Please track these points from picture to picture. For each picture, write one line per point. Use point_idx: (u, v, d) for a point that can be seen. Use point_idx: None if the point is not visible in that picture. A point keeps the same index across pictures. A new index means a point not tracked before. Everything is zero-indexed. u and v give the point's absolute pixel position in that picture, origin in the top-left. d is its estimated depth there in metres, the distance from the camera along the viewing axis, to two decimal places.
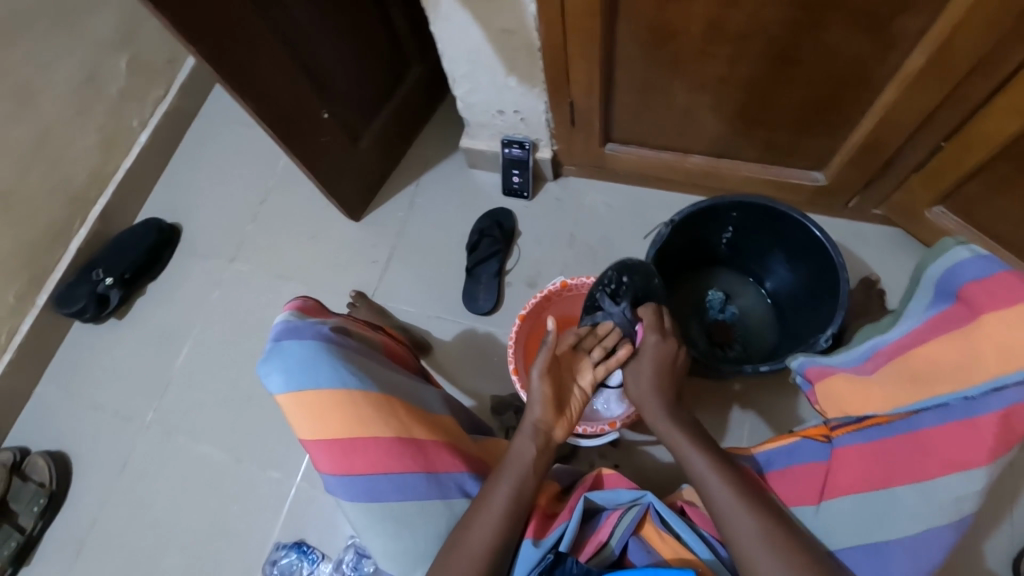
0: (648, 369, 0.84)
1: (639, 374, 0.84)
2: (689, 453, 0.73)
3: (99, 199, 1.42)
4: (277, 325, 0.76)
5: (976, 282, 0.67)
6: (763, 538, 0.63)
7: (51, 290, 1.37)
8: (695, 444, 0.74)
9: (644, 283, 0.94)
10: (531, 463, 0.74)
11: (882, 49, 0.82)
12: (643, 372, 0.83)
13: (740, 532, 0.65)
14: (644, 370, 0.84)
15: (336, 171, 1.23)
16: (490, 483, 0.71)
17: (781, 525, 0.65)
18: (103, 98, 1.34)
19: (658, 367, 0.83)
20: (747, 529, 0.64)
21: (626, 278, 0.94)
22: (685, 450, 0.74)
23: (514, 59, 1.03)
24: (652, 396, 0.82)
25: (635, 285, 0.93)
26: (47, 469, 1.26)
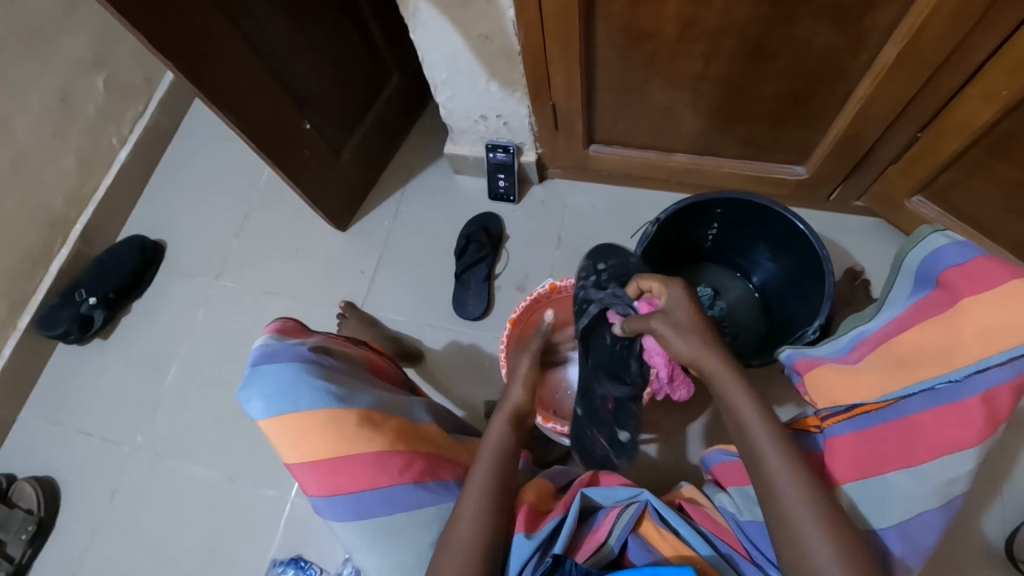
0: (689, 322, 0.75)
1: (681, 331, 0.75)
2: (745, 414, 0.69)
3: (80, 218, 1.40)
4: (255, 349, 0.75)
5: (955, 266, 0.70)
6: (812, 513, 0.62)
7: (33, 313, 1.34)
8: (745, 392, 0.70)
9: (622, 264, 0.94)
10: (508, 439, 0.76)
11: (854, 41, 0.83)
12: (679, 331, 0.75)
13: (790, 505, 0.63)
14: (681, 325, 0.76)
15: (320, 182, 1.22)
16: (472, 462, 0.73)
17: (827, 495, 0.63)
18: (80, 116, 1.32)
19: (692, 321, 0.76)
20: (796, 504, 0.62)
21: (603, 266, 0.93)
22: (734, 399, 0.70)
23: (494, 64, 1.04)
24: (704, 355, 0.73)
25: (615, 269, 0.93)
26: (35, 495, 1.24)
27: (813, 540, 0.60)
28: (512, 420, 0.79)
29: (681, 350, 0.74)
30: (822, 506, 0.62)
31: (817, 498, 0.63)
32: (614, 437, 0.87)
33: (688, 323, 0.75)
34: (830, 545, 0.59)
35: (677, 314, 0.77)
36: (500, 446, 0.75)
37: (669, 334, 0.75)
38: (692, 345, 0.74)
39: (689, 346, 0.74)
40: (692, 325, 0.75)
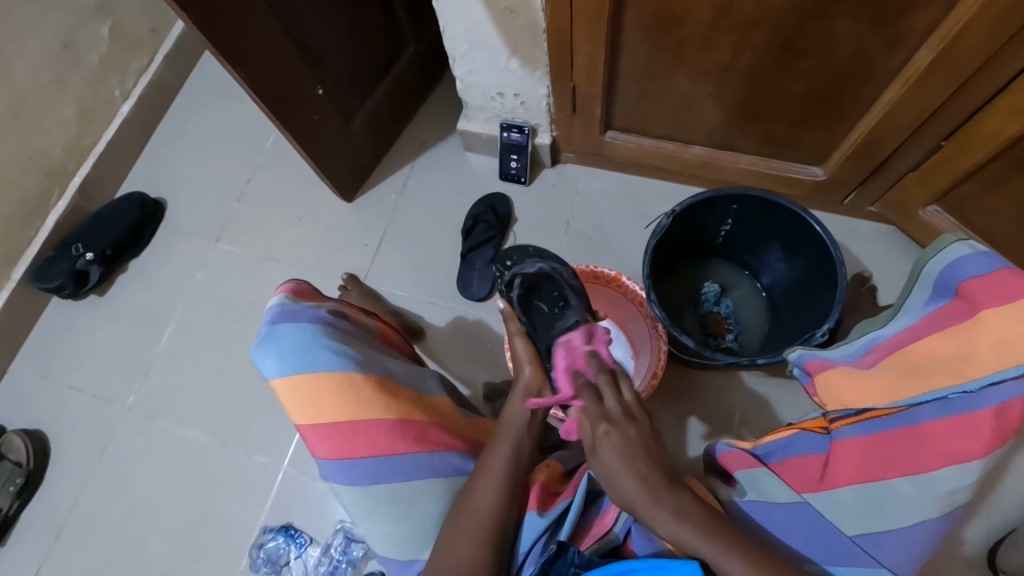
0: (621, 445, 0.69)
1: (622, 466, 0.67)
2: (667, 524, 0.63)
3: (79, 170, 1.37)
4: (271, 308, 0.75)
5: (975, 278, 0.68)
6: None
7: (28, 265, 1.32)
8: (707, 536, 0.61)
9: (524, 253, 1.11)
10: (526, 426, 0.78)
11: (889, 41, 0.81)
12: (615, 463, 0.68)
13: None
14: (613, 457, 0.68)
15: (329, 150, 1.20)
16: (490, 448, 0.74)
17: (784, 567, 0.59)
18: (82, 65, 1.28)
19: (628, 446, 0.69)
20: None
21: (510, 261, 1.10)
22: (697, 547, 0.61)
23: (517, 40, 1.01)
24: (641, 495, 0.65)
25: (518, 258, 1.09)
26: (24, 448, 1.22)
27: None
28: (529, 399, 0.81)
29: (618, 485, 0.67)
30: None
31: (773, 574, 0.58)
32: None
33: (620, 447, 0.69)
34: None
35: (613, 431, 0.70)
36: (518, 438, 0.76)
37: (611, 461, 0.68)
38: (635, 482, 0.66)
39: (629, 485, 0.66)
40: (623, 455, 0.68)
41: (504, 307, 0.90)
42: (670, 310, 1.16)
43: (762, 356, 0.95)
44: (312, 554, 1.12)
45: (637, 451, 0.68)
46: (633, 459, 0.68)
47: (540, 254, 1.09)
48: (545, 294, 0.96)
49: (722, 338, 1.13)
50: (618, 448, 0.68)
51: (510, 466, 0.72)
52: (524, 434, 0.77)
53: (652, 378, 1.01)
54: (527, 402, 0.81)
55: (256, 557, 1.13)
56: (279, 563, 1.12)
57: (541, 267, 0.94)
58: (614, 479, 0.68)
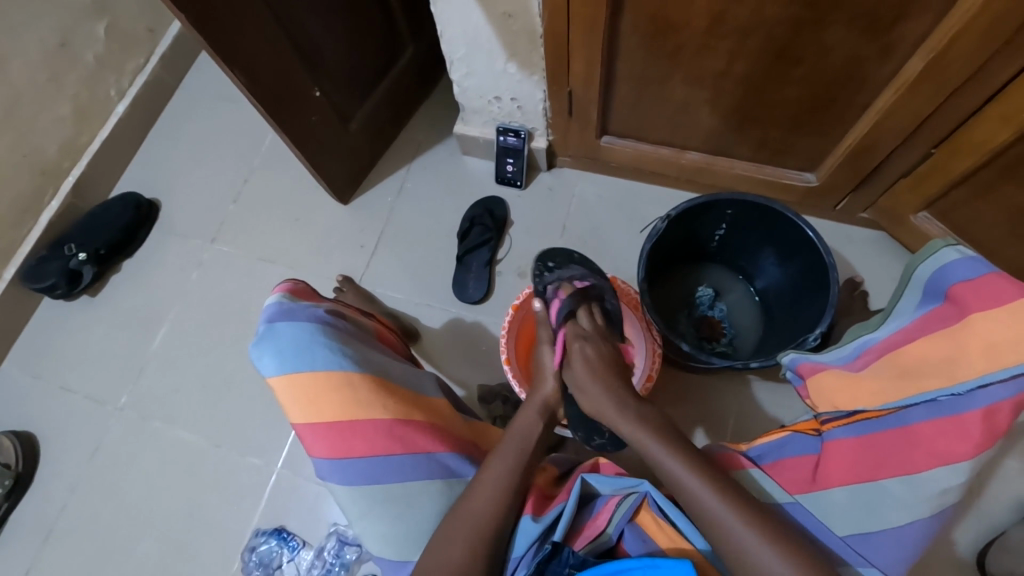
0: (592, 359, 0.85)
1: (596, 378, 0.83)
2: (676, 471, 0.70)
3: (73, 169, 1.36)
4: (269, 307, 0.75)
5: (965, 282, 0.69)
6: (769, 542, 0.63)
7: (20, 264, 1.31)
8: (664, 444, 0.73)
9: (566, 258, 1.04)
10: (537, 438, 0.80)
11: (880, 49, 0.82)
12: (586, 374, 0.83)
13: (744, 541, 0.63)
14: (585, 370, 0.84)
15: (326, 151, 1.20)
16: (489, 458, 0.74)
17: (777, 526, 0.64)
18: (77, 64, 1.28)
19: (598, 360, 0.85)
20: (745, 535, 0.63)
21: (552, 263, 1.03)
22: (657, 454, 0.72)
23: (515, 44, 1.01)
24: (613, 406, 0.79)
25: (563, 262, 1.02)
26: (13, 449, 1.21)
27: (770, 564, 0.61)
28: (541, 412, 0.85)
29: (587, 394, 0.82)
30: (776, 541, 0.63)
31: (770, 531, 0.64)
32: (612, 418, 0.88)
33: (592, 359, 0.85)
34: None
35: (587, 346, 0.86)
36: (522, 450, 0.76)
37: (581, 372, 0.84)
38: (608, 393, 0.81)
39: (595, 394, 0.81)
40: (594, 368, 0.84)
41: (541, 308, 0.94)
42: (664, 313, 1.16)
43: (756, 359, 0.95)
44: (305, 557, 1.11)
45: (605, 365, 0.85)
46: (603, 372, 0.83)
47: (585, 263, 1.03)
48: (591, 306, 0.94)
49: (716, 341, 1.14)
50: (589, 357, 0.85)
51: (511, 474, 0.73)
52: (531, 443, 0.78)
53: (647, 381, 1.01)
54: (538, 413, 0.84)
55: (248, 560, 1.12)
56: (271, 566, 1.11)
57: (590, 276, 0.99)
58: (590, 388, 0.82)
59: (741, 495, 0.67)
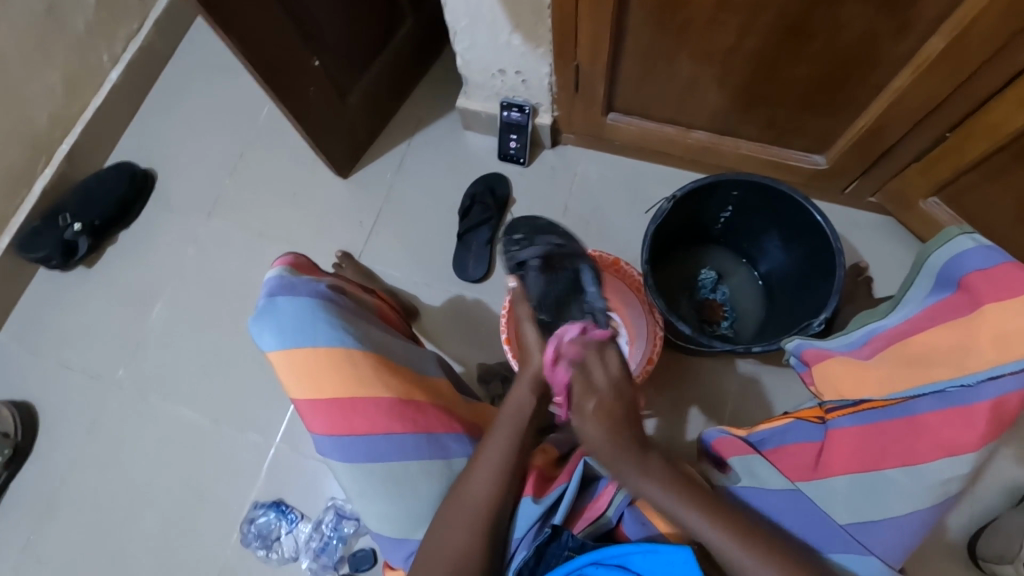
0: (603, 418, 0.73)
1: (607, 435, 0.73)
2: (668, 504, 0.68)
3: (66, 139, 1.33)
4: (269, 281, 0.74)
5: (979, 271, 0.68)
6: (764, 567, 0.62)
7: (14, 234, 1.29)
8: (678, 496, 0.68)
9: (532, 226, 0.98)
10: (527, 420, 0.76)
11: (900, 27, 0.79)
12: (595, 430, 0.73)
13: (743, 562, 0.63)
14: (597, 428, 0.73)
15: (324, 124, 1.17)
16: (487, 440, 0.73)
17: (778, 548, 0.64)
18: (67, 28, 1.23)
19: (611, 413, 0.74)
20: (746, 560, 0.63)
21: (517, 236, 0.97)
22: (670, 506, 0.68)
23: (520, 15, 0.98)
24: (623, 459, 0.71)
25: (528, 231, 0.97)
26: (12, 419, 1.21)
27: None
28: (536, 388, 0.79)
29: (594, 441, 0.73)
30: (775, 561, 0.63)
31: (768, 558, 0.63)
32: None
33: (605, 417, 0.74)
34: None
35: (597, 396, 0.75)
36: (514, 430, 0.74)
37: (590, 428, 0.74)
38: (626, 459, 0.71)
39: (606, 442, 0.73)
40: (608, 425, 0.73)
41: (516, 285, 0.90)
42: (665, 296, 1.15)
43: (758, 343, 0.94)
44: (303, 530, 1.12)
45: (615, 419, 0.74)
46: (615, 428, 0.73)
47: (550, 229, 0.98)
48: (561, 274, 0.91)
49: (717, 325, 1.13)
50: (602, 404, 0.74)
51: (506, 458, 0.71)
52: (525, 422, 0.76)
53: (646, 364, 1.01)
54: (533, 390, 0.79)
55: (247, 532, 1.13)
56: (270, 538, 1.12)
57: (555, 242, 0.95)
58: (601, 449, 0.73)
59: (740, 523, 0.66)
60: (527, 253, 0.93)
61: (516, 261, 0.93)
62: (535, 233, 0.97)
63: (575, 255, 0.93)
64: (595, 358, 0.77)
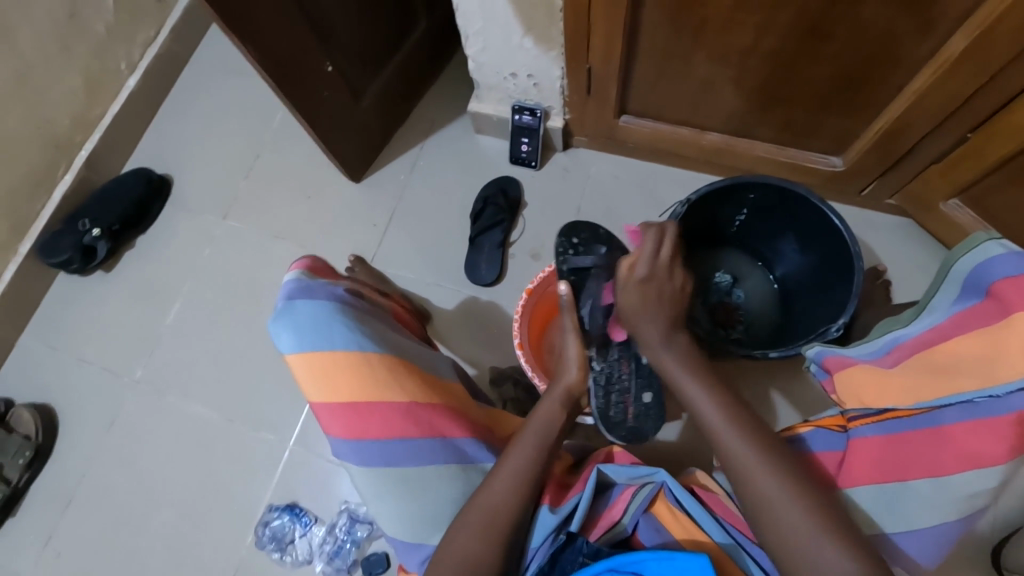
0: (649, 290, 0.77)
1: (646, 305, 0.77)
2: (697, 401, 0.72)
3: (85, 144, 1.35)
4: (287, 284, 0.75)
5: (1007, 278, 0.68)
6: (772, 468, 0.64)
7: (35, 239, 1.31)
8: (704, 390, 0.72)
9: (592, 233, 0.97)
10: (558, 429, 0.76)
11: (921, 24, 0.78)
12: (641, 302, 0.77)
13: (750, 468, 0.65)
14: (638, 291, 0.78)
15: (337, 127, 1.17)
16: (505, 454, 0.72)
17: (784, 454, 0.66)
18: (87, 36, 1.25)
19: (657, 294, 0.78)
20: (764, 477, 0.63)
21: (577, 239, 0.96)
22: (692, 396, 0.73)
23: (533, 17, 0.97)
24: (658, 332, 0.77)
25: (588, 238, 0.95)
26: (32, 421, 1.23)
27: (774, 492, 0.62)
28: (564, 402, 0.80)
29: (636, 322, 0.78)
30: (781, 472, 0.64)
31: (780, 460, 0.65)
32: (639, 400, 0.91)
33: (648, 290, 0.77)
34: (809, 521, 0.60)
35: (652, 277, 0.77)
36: (538, 450, 0.72)
37: (634, 296, 0.78)
38: (657, 324, 0.77)
39: (650, 326, 0.77)
40: (648, 297, 0.77)
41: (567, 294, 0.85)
42: None
43: (775, 349, 0.93)
44: (317, 533, 1.13)
45: (660, 287, 0.78)
46: (654, 305, 0.77)
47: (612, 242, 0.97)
48: None
49: (732, 328, 1.12)
50: (646, 278, 0.77)
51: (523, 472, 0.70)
52: (553, 434, 0.75)
53: None
54: (562, 405, 0.79)
55: (262, 534, 1.14)
56: (284, 541, 1.13)
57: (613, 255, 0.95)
58: (638, 312, 0.78)
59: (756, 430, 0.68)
60: (584, 259, 0.93)
61: (570, 267, 0.93)
62: (596, 242, 0.96)
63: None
64: (648, 243, 0.78)
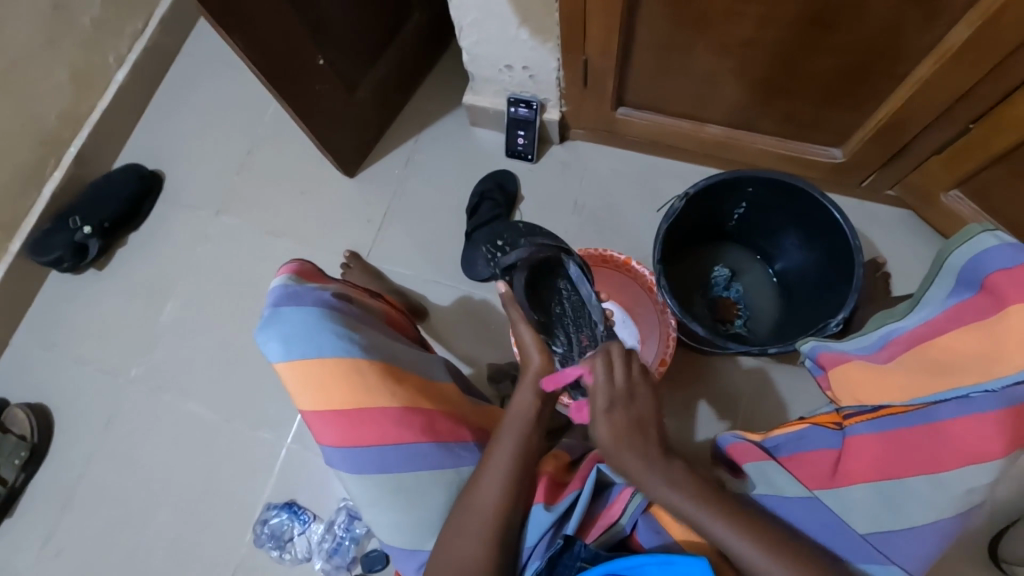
0: (619, 423, 0.68)
1: (621, 441, 0.68)
2: (721, 532, 0.63)
3: (74, 141, 1.33)
4: (274, 291, 0.74)
5: (1002, 271, 0.67)
6: None
7: (25, 237, 1.30)
8: (711, 510, 0.64)
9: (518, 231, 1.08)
10: (532, 419, 0.73)
11: (924, 15, 0.76)
12: (615, 443, 0.68)
13: None
14: (609, 430, 0.69)
15: (330, 122, 1.15)
16: (493, 442, 0.71)
17: (824, 572, 0.61)
18: (73, 30, 1.23)
19: (626, 424, 0.69)
20: None
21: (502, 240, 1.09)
22: (701, 519, 0.64)
23: (528, 8, 0.95)
24: (649, 470, 0.67)
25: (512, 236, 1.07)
26: (27, 421, 1.22)
27: None
28: (538, 390, 0.76)
29: (618, 461, 0.68)
30: None
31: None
32: None
33: (620, 422, 0.69)
34: None
35: (616, 407, 0.69)
36: (521, 435, 0.72)
37: (607, 438, 0.69)
38: (644, 458, 0.67)
39: (634, 461, 0.67)
40: (621, 432, 0.68)
41: (505, 290, 0.85)
42: (678, 294, 1.13)
43: (774, 345, 0.92)
44: (316, 530, 1.13)
45: (628, 418, 0.69)
46: (629, 440, 0.68)
47: (532, 232, 1.05)
48: (548, 274, 0.92)
49: (731, 323, 1.11)
50: (610, 408, 0.69)
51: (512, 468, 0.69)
52: (529, 425, 0.73)
53: (660, 365, 0.99)
54: (536, 397, 0.75)
55: (260, 532, 1.14)
56: (283, 539, 1.13)
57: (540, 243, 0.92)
58: (618, 450, 0.68)
59: (789, 548, 0.62)
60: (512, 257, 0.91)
61: (504, 266, 0.93)
62: (518, 238, 1.05)
63: (559, 250, 0.91)
64: (597, 369, 0.70)
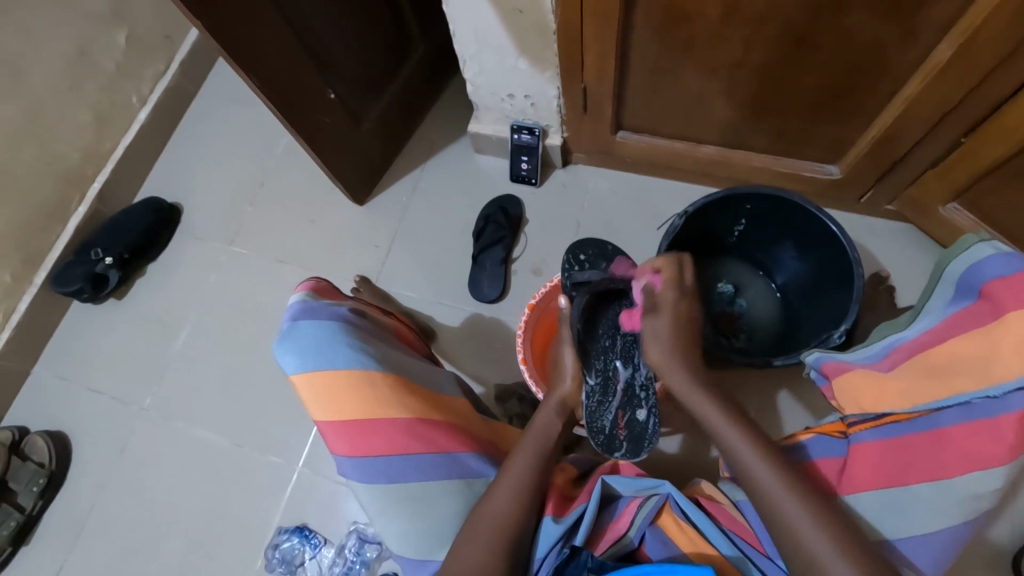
0: (682, 314, 0.76)
1: (677, 330, 0.76)
2: (743, 453, 0.67)
3: (97, 177, 1.40)
4: (291, 306, 0.76)
5: (999, 279, 0.67)
6: (802, 503, 0.63)
7: (50, 269, 1.35)
8: (736, 426, 0.69)
9: (600, 250, 0.99)
10: (556, 435, 0.77)
11: (905, 33, 0.79)
12: (670, 335, 0.75)
13: (787, 509, 0.63)
14: (668, 322, 0.76)
15: (339, 152, 1.20)
16: (510, 458, 0.73)
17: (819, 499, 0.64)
18: (97, 73, 1.30)
19: (687, 317, 0.77)
20: (797, 514, 0.62)
21: (584, 257, 0.98)
22: (726, 437, 0.69)
23: (525, 39, 1.00)
24: (690, 380, 0.73)
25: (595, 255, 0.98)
26: (46, 448, 1.25)
27: (810, 532, 0.61)
28: (560, 412, 0.81)
29: (663, 365, 0.75)
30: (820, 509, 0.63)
31: (812, 501, 0.63)
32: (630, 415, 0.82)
33: (678, 316, 0.76)
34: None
35: (681, 300, 0.77)
36: (541, 448, 0.75)
37: (664, 329, 0.76)
38: (687, 362, 0.74)
39: (680, 374, 0.74)
40: (681, 324, 0.76)
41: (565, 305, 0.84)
42: None
43: (779, 357, 0.93)
44: (326, 554, 1.13)
45: (689, 320, 0.77)
46: (685, 338, 0.75)
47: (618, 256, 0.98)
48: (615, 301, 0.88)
49: (736, 337, 1.11)
50: (677, 302, 0.77)
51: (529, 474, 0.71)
52: (550, 442, 0.76)
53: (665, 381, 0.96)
54: (558, 412, 0.80)
55: (271, 557, 1.14)
56: (293, 564, 1.13)
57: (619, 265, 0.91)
58: (672, 347, 0.75)
59: (792, 471, 0.66)
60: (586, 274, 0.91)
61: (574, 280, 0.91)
62: (602, 259, 0.98)
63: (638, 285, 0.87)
64: (671, 266, 0.79)
